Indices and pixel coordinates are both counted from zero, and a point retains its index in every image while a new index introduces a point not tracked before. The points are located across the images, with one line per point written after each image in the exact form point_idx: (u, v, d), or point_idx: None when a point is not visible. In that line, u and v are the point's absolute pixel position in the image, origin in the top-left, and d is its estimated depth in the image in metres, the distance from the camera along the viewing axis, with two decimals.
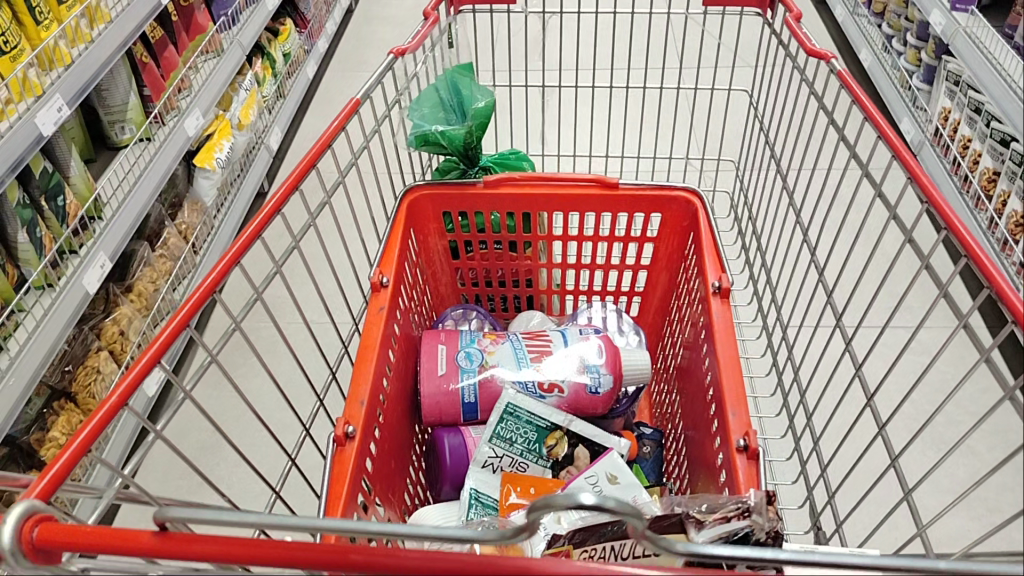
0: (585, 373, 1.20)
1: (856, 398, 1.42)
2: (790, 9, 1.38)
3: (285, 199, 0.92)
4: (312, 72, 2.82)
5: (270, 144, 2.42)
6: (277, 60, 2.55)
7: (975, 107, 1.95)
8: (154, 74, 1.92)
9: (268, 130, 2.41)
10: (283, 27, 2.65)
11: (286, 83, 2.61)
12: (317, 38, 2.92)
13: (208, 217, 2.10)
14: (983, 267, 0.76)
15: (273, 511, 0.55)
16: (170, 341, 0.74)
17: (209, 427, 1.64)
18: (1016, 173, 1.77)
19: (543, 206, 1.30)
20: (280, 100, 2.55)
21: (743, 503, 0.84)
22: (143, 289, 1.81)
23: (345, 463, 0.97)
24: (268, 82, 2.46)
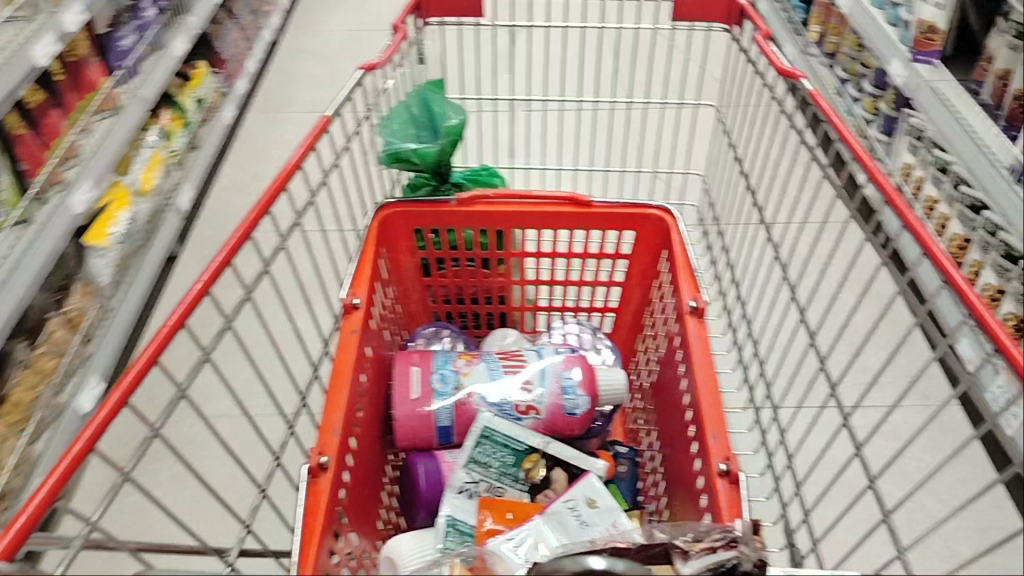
0: (562, 395, 1.18)
1: (828, 414, 1.43)
2: (759, 26, 1.38)
3: (253, 226, 0.90)
4: (231, 116, 2.57)
5: (180, 206, 2.18)
6: (189, 108, 2.35)
7: (941, 166, 1.92)
8: (33, 146, 1.68)
9: (178, 189, 2.18)
10: (196, 70, 2.47)
11: (200, 130, 2.40)
12: (235, 80, 2.69)
13: (105, 298, 1.85)
14: (972, 304, 0.75)
15: None
16: (134, 384, 0.72)
17: (176, 452, 1.59)
18: (990, 243, 1.75)
19: (516, 223, 1.28)
20: (190, 152, 2.32)
21: (728, 533, 0.84)
22: (19, 397, 1.56)
23: (320, 494, 0.94)
24: (177, 134, 2.26)
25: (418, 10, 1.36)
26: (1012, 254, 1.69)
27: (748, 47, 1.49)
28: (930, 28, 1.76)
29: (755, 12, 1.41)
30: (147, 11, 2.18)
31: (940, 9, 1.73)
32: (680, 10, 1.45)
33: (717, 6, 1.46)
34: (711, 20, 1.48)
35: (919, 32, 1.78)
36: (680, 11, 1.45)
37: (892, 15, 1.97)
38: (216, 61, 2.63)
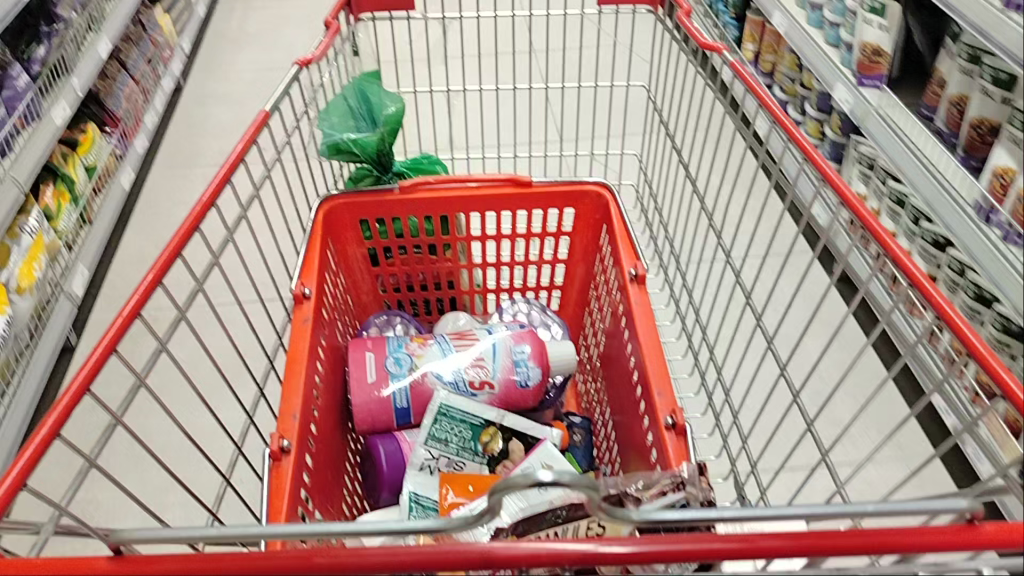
0: (514, 368, 1.22)
1: (768, 372, 1.49)
2: (680, 5, 1.43)
3: (201, 217, 0.94)
4: (129, 179, 2.28)
5: (73, 291, 1.89)
6: (79, 179, 1.99)
7: (897, 198, 1.82)
8: None
9: (68, 274, 1.89)
10: (85, 134, 2.08)
11: (92, 201, 2.07)
12: (132, 137, 2.34)
13: None
14: (905, 264, 0.78)
15: (219, 525, 0.55)
16: (98, 366, 0.75)
17: (138, 452, 1.60)
18: (958, 283, 1.60)
19: (459, 207, 1.32)
20: (81, 227, 2.01)
21: (677, 477, 0.89)
22: None
23: (283, 477, 0.96)
24: (65, 212, 1.91)
25: (349, 7, 1.39)
26: (982, 294, 1.53)
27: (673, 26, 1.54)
28: (874, 51, 1.73)
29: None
30: (21, 76, 1.71)
31: (885, 32, 1.71)
32: None
33: None
34: (635, 1, 1.53)
35: (863, 56, 1.76)
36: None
37: (831, 37, 1.94)
38: (109, 119, 2.24)
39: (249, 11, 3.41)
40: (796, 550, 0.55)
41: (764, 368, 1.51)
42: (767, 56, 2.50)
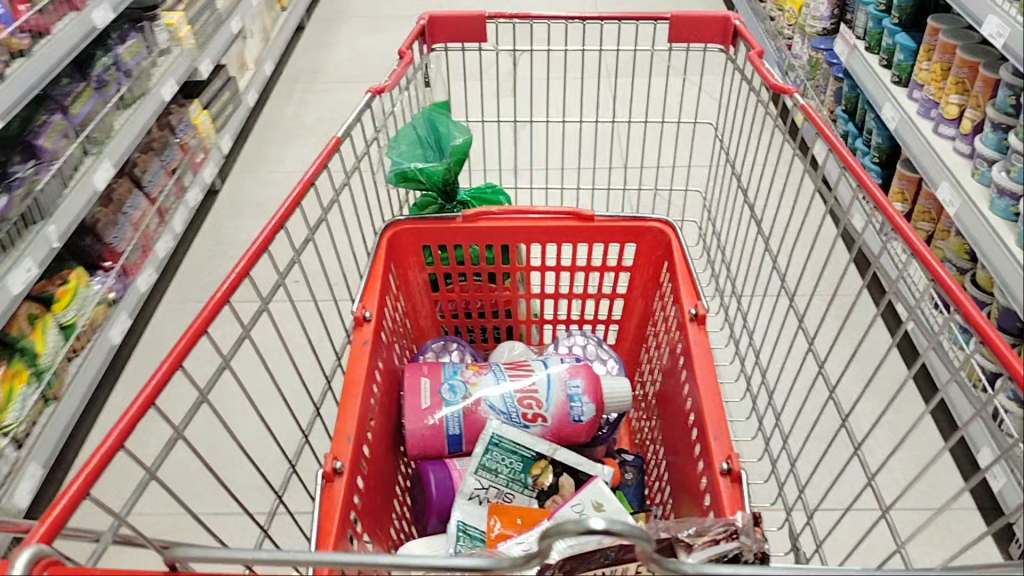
0: (568, 403, 1.22)
1: (827, 420, 1.46)
2: (753, 46, 1.43)
3: (271, 238, 0.96)
4: (119, 336, 1.92)
5: (14, 505, 1.50)
6: (46, 349, 1.68)
7: None
8: None
9: (14, 481, 1.51)
10: (66, 285, 1.80)
11: (62, 369, 1.73)
12: (133, 273, 2.03)
13: None
14: (957, 301, 0.75)
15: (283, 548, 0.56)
16: (165, 379, 0.76)
17: (200, 465, 1.65)
18: None
19: (520, 238, 1.32)
20: (43, 410, 1.66)
21: (730, 525, 0.87)
22: None
23: (334, 499, 0.97)
24: (15, 399, 1.57)
25: (423, 37, 1.44)
26: None
27: (743, 67, 1.53)
28: None
29: (752, 38, 1.45)
30: None
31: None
32: (677, 30, 1.50)
33: (713, 28, 1.51)
34: (707, 40, 1.53)
35: None
36: (677, 31, 1.50)
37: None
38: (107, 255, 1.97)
39: (308, 96, 3.11)
40: None
41: (822, 415, 1.47)
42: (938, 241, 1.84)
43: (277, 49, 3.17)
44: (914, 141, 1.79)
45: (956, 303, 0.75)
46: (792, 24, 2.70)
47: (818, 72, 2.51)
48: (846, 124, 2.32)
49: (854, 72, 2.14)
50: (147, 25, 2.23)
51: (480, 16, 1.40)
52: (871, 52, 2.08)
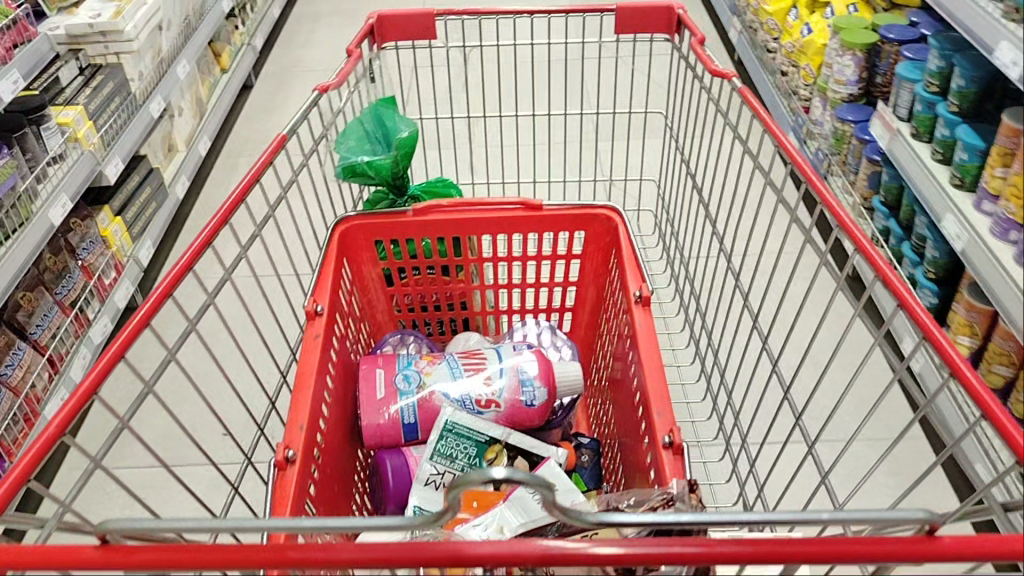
0: (520, 388, 1.24)
1: (779, 397, 1.50)
2: (695, 33, 1.47)
3: (216, 232, 0.97)
4: None
5: None
6: None
7: None
8: None
9: None
10: None
11: None
12: (10, 453, 1.62)
13: None
14: (872, 260, 0.87)
15: (217, 517, 0.58)
16: (106, 371, 0.77)
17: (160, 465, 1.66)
18: None
19: (471, 230, 1.35)
20: None
21: (667, 493, 0.90)
22: None
23: (286, 486, 0.99)
24: None
25: (372, 36, 1.46)
26: None
27: (688, 56, 1.57)
28: None
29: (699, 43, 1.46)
30: None
31: None
32: (622, 21, 1.53)
33: (657, 19, 1.55)
34: (652, 31, 1.57)
35: None
36: (622, 22, 1.53)
37: None
38: None
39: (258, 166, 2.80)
40: (753, 555, 0.57)
41: (773, 391, 1.51)
42: (993, 364, 1.51)
43: (216, 120, 2.76)
44: (940, 206, 1.54)
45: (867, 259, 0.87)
46: (809, 84, 2.32)
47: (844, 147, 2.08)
48: (886, 218, 1.91)
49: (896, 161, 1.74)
50: (30, 131, 1.74)
51: (427, 13, 1.43)
52: (918, 139, 1.68)
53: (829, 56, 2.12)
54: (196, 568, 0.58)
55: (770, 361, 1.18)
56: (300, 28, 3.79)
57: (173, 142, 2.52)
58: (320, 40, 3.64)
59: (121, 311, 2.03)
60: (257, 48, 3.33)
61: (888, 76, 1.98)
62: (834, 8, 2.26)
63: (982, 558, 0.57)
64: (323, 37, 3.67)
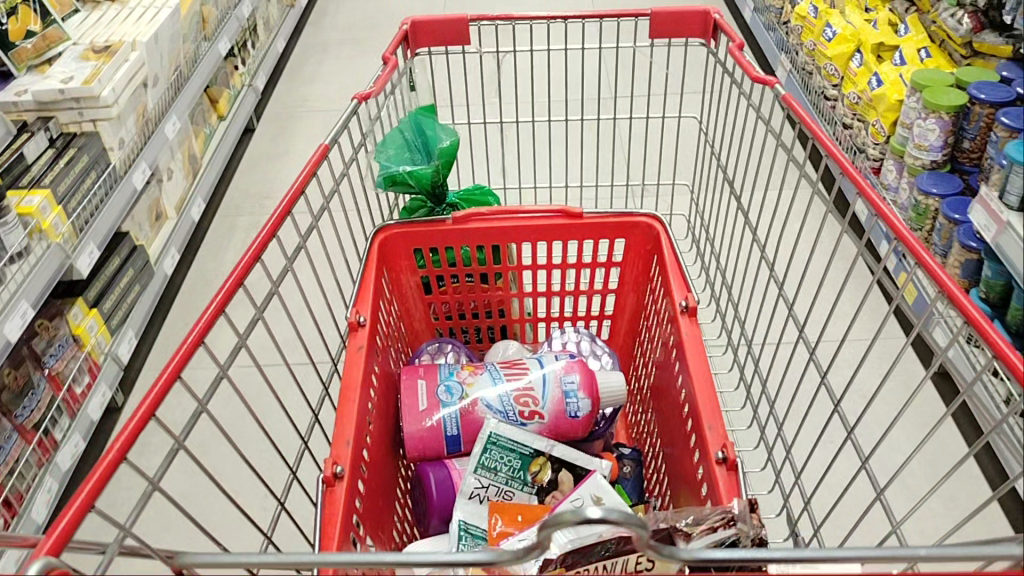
0: (564, 399, 1.23)
1: (822, 409, 1.48)
2: (733, 38, 1.45)
3: (263, 247, 0.96)
4: None
5: None
6: None
7: None
8: None
9: None
10: None
11: None
12: None
13: None
14: (914, 249, 0.81)
15: (299, 552, 0.57)
16: (162, 394, 0.77)
17: (202, 475, 1.66)
18: None
19: (510, 238, 1.33)
20: None
21: (728, 513, 0.88)
22: None
23: (335, 504, 0.98)
24: None
25: (407, 42, 1.45)
26: None
27: (725, 60, 1.55)
28: None
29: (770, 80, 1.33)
30: None
31: None
32: (657, 27, 1.52)
33: (693, 23, 1.53)
34: (688, 35, 1.55)
35: None
36: (657, 28, 1.52)
37: None
38: None
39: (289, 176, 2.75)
40: None
41: (813, 400, 1.50)
42: None
43: (211, 180, 2.50)
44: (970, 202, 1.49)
45: (910, 250, 0.81)
46: (880, 143, 2.10)
47: (928, 223, 1.85)
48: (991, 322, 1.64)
49: (1003, 256, 1.39)
50: None
51: (462, 19, 1.42)
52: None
53: (908, 114, 1.92)
54: None
55: (819, 372, 1.16)
56: (310, 54, 3.50)
57: (161, 210, 2.25)
58: (329, 73, 3.31)
59: (94, 423, 1.79)
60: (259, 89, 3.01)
61: (977, 141, 1.77)
62: (903, 53, 2.08)
63: None
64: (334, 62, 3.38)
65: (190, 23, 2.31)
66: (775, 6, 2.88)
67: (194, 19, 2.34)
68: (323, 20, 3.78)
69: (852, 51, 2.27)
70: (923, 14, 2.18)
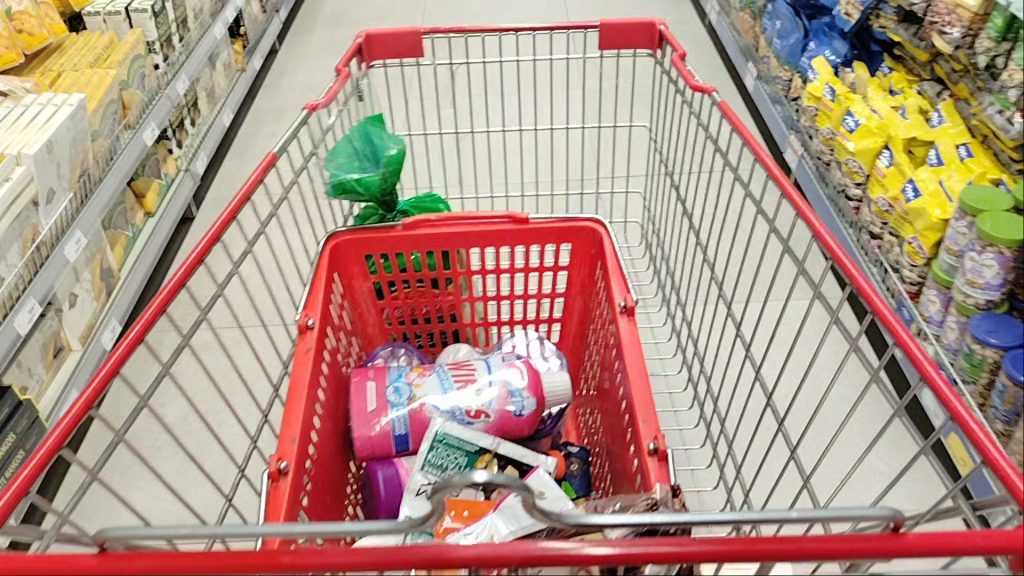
0: (508, 398, 1.26)
1: (768, 407, 1.52)
2: (675, 49, 1.51)
3: (207, 249, 0.98)
4: None
5: None
6: None
7: None
8: None
9: None
10: None
11: None
12: None
13: None
14: (829, 246, 0.95)
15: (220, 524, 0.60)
16: (100, 389, 0.79)
17: (157, 480, 1.68)
18: None
19: (458, 244, 1.37)
20: None
21: (651, 498, 0.93)
22: None
23: (279, 498, 1.01)
24: None
25: (360, 54, 1.50)
26: None
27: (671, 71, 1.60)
28: None
29: (843, 252, 0.93)
30: None
31: None
32: (605, 40, 1.57)
33: (639, 36, 1.58)
34: (635, 47, 1.60)
35: None
36: (605, 41, 1.57)
37: None
38: None
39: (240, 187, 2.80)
40: (732, 554, 0.60)
41: (757, 401, 1.55)
42: None
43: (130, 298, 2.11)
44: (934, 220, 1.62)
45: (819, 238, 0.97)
46: (920, 265, 1.66)
47: (985, 377, 1.44)
48: None
49: None
50: None
51: (414, 32, 1.47)
52: None
53: (954, 239, 1.50)
54: (193, 574, 0.60)
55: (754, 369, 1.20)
56: (267, 118, 3.12)
57: (60, 342, 1.84)
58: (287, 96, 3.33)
59: None
60: (198, 174, 2.60)
61: None
62: (939, 151, 1.69)
63: (952, 553, 0.59)
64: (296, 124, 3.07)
65: (104, 115, 1.91)
66: (783, 77, 2.46)
67: (109, 107, 1.94)
68: (280, 82, 3.39)
69: (880, 147, 1.85)
70: (958, 99, 1.78)
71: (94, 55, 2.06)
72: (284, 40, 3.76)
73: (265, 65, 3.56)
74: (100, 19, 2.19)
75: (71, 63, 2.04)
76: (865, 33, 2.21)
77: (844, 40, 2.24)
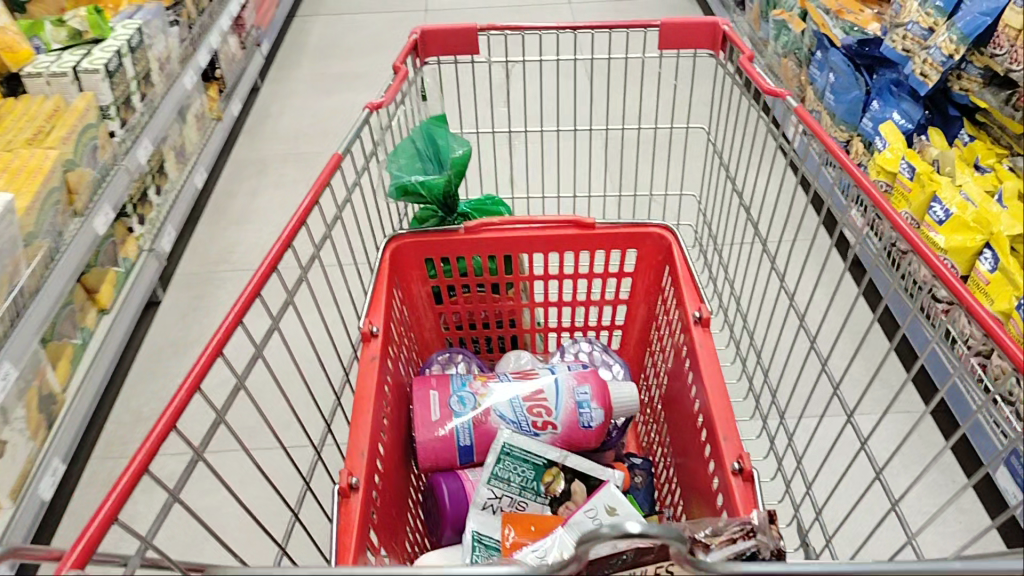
0: (577, 410, 1.23)
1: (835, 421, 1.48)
2: (741, 49, 1.45)
3: (279, 257, 0.94)
4: None
5: None
6: None
7: None
8: None
9: None
10: None
11: None
12: None
13: None
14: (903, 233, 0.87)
15: None
16: (180, 408, 0.75)
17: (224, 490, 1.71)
18: None
19: (521, 249, 1.33)
20: None
21: (747, 524, 0.88)
22: None
23: (351, 514, 0.97)
24: None
25: (416, 51, 1.46)
26: None
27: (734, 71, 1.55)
28: None
29: (973, 300, 0.76)
30: None
31: None
32: (665, 39, 1.52)
33: (701, 34, 1.53)
34: (696, 46, 1.54)
35: None
36: (665, 40, 1.52)
37: None
38: None
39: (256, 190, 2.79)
40: None
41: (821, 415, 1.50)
42: None
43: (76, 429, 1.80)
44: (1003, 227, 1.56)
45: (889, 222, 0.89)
46: None
47: None
48: None
49: None
50: None
51: (472, 28, 1.42)
52: None
53: None
54: None
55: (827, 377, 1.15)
56: (247, 175, 2.87)
57: None
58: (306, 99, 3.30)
59: None
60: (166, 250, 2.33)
61: None
62: None
63: None
64: (278, 186, 2.80)
65: (41, 212, 1.65)
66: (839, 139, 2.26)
67: (49, 198, 1.67)
68: (261, 128, 3.16)
69: (980, 245, 1.62)
70: None
71: (32, 130, 1.78)
72: (266, 78, 3.52)
73: (243, 109, 3.30)
74: (43, 82, 1.90)
75: (6, 140, 1.76)
76: (942, 94, 1.95)
77: (914, 101, 1.98)
